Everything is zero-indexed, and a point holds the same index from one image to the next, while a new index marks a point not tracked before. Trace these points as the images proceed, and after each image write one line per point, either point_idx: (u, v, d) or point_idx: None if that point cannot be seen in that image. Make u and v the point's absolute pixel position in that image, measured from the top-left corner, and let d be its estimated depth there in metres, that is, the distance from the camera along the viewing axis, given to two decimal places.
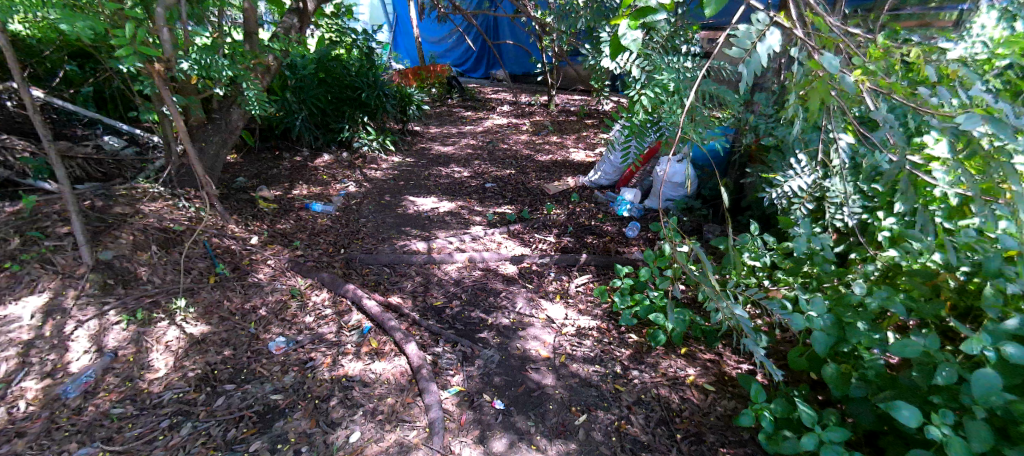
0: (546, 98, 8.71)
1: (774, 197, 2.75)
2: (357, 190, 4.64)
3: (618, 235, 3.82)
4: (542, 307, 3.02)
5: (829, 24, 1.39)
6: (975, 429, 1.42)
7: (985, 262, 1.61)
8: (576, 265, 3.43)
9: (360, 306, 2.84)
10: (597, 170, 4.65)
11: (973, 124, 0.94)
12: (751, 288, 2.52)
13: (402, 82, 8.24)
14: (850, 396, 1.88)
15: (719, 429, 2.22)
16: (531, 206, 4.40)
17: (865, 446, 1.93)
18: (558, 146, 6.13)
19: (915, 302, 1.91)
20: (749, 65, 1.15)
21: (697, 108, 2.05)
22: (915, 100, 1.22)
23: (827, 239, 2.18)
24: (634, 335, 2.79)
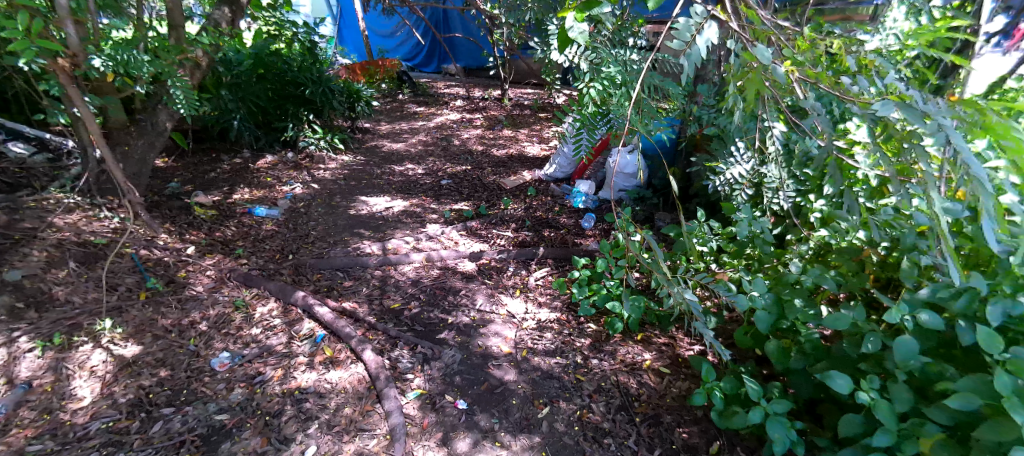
0: (498, 93, 8.68)
1: (718, 183, 2.86)
2: (303, 192, 4.47)
3: (575, 227, 3.87)
4: (502, 303, 3.02)
5: (762, 17, 1.44)
6: (897, 392, 1.56)
7: (902, 238, 1.73)
8: (535, 259, 3.45)
9: (312, 314, 2.75)
10: (552, 163, 4.68)
11: (887, 111, 0.99)
12: (699, 272, 2.60)
13: (351, 77, 8.02)
14: (790, 369, 1.99)
15: (676, 409, 2.30)
16: (488, 202, 4.39)
17: (805, 414, 2.07)
18: (513, 140, 6.14)
19: (844, 277, 2.04)
20: (690, 57, 1.17)
21: (644, 101, 2.12)
22: (838, 89, 1.29)
23: (767, 222, 2.28)
24: (593, 324, 2.84)
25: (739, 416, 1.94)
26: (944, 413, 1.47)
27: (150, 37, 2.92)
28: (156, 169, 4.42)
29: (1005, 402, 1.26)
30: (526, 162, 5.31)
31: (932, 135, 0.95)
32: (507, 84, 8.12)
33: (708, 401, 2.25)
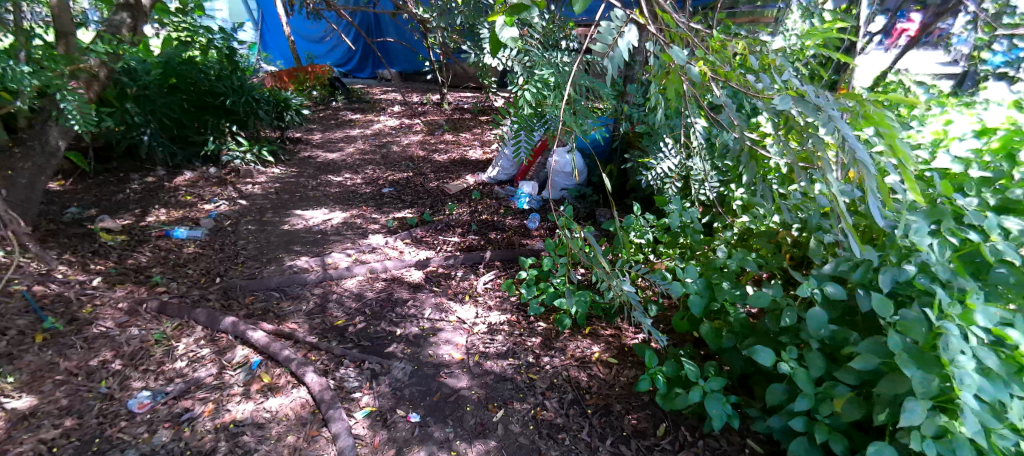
0: (437, 97, 8.59)
1: (650, 179, 2.92)
2: (230, 209, 4.24)
3: (520, 227, 3.90)
4: (451, 310, 2.98)
5: (675, 20, 1.54)
6: (812, 360, 1.81)
7: (810, 220, 1.90)
8: (482, 263, 3.43)
9: (245, 340, 2.60)
10: (495, 166, 4.69)
11: (785, 105, 1.12)
12: (638, 264, 2.70)
13: (279, 85, 7.68)
14: (724, 348, 2.17)
15: (625, 397, 2.37)
16: (433, 208, 4.33)
17: (739, 388, 2.27)
18: (454, 144, 6.10)
19: (764, 259, 2.22)
20: (614, 59, 1.22)
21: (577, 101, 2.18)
22: (745, 86, 1.43)
23: (696, 212, 2.41)
24: (543, 322, 2.87)
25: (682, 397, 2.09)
26: (850, 374, 1.73)
27: (33, 45, 2.67)
28: (52, 193, 4.04)
29: (898, 359, 1.53)
30: (468, 166, 5.29)
31: (823, 125, 1.10)
32: (445, 89, 8.06)
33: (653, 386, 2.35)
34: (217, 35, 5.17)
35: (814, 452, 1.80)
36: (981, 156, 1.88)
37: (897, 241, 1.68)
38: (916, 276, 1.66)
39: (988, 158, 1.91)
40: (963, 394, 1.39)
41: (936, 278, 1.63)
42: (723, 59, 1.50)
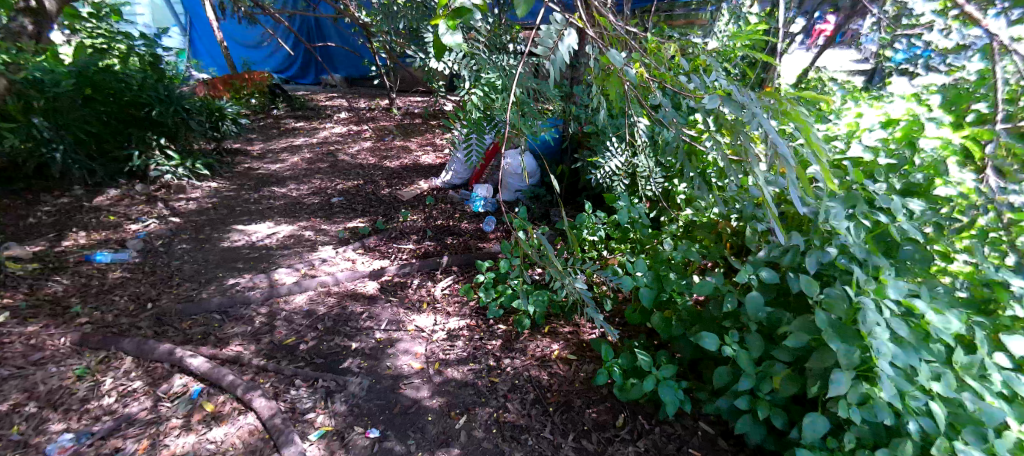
0: (386, 102, 8.45)
1: (598, 177, 2.92)
2: (161, 227, 3.99)
3: (477, 231, 3.88)
4: (409, 319, 2.93)
5: (613, 23, 1.62)
6: (752, 342, 1.97)
7: (746, 210, 2.02)
8: (439, 269, 3.39)
9: (183, 367, 2.46)
10: (448, 170, 4.65)
11: (713, 104, 1.20)
12: (592, 261, 2.74)
13: (214, 94, 7.31)
14: (675, 336, 2.32)
15: (586, 392, 2.40)
16: (386, 215, 4.24)
17: (690, 373, 2.41)
18: (405, 150, 6.01)
19: (707, 249, 2.33)
20: (556, 61, 1.26)
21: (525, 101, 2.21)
22: (680, 86, 1.52)
23: (643, 207, 2.47)
24: (503, 325, 2.86)
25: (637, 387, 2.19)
26: (785, 352, 1.90)
27: None
28: None
29: (825, 335, 1.70)
30: (421, 172, 5.22)
31: (748, 122, 1.19)
32: (394, 93, 7.93)
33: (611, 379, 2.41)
34: (140, 41, 5.00)
35: (758, 427, 1.96)
36: (886, 144, 2.04)
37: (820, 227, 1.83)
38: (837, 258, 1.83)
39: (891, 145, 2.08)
40: (879, 362, 1.55)
41: (853, 258, 1.82)
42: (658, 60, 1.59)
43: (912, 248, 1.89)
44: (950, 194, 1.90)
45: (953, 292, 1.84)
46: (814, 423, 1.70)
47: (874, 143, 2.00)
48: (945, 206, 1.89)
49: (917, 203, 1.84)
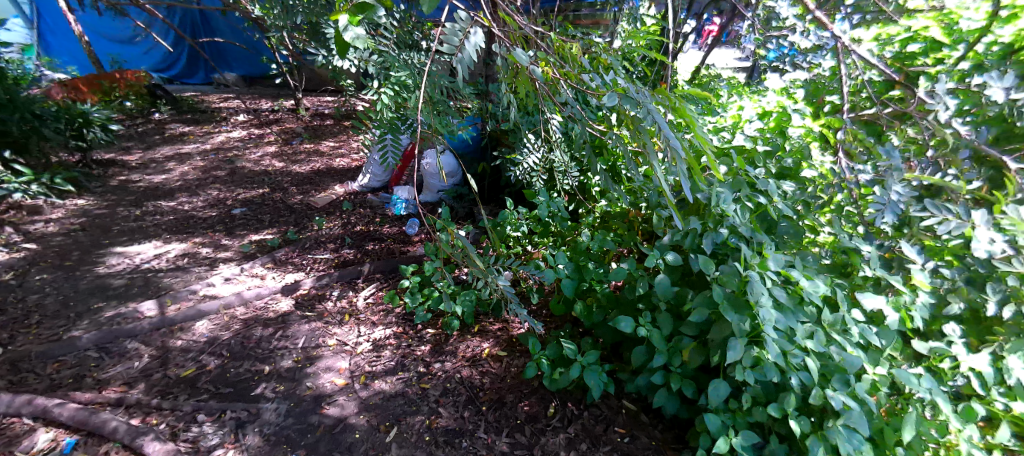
0: (292, 103, 7.99)
1: (518, 174, 2.86)
2: (13, 257, 3.49)
3: (400, 234, 3.77)
4: (330, 333, 2.79)
5: (522, 26, 1.82)
6: (663, 321, 2.15)
7: (651, 198, 2.16)
8: (361, 277, 3.26)
9: (49, 419, 2.17)
10: (366, 173, 4.47)
11: (612, 101, 1.42)
12: (515, 257, 2.74)
13: (76, 96, 6.44)
14: (596, 323, 2.44)
15: (518, 387, 2.43)
16: (298, 225, 4.01)
17: (613, 356, 2.53)
18: (316, 154, 5.71)
19: (621, 237, 2.44)
20: (463, 59, 1.37)
21: (437, 97, 2.22)
22: (584, 84, 1.74)
23: (562, 200, 2.49)
24: (431, 328, 2.80)
25: (564, 375, 2.27)
26: (691, 327, 2.11)
27: None
28: None
29: (722, 307, 1.96)
30: (335, 176, 4.99)
31: (643, 117, 1.39)
32: (301, 93, 7.50)
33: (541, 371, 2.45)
34: None
35: (674, 399, 2.13)
36: (765, 134, 2.53)
37: (713, 210, 2.19)
38: (726, 237, 2.18)
39: (768, 135, 2.56)
40: (765, 328, 1.84)
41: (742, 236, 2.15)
42: (564, 61, 1.80)
43: (787, 224, 2.33)
44: (814, 175, 2.35)
45: (819, 260, 2.27)
46: (718, 389, 1.93)
47: (755, 135, 2.48)
48: (810, 186, 2.33)
49: (789, 185, 2.28)
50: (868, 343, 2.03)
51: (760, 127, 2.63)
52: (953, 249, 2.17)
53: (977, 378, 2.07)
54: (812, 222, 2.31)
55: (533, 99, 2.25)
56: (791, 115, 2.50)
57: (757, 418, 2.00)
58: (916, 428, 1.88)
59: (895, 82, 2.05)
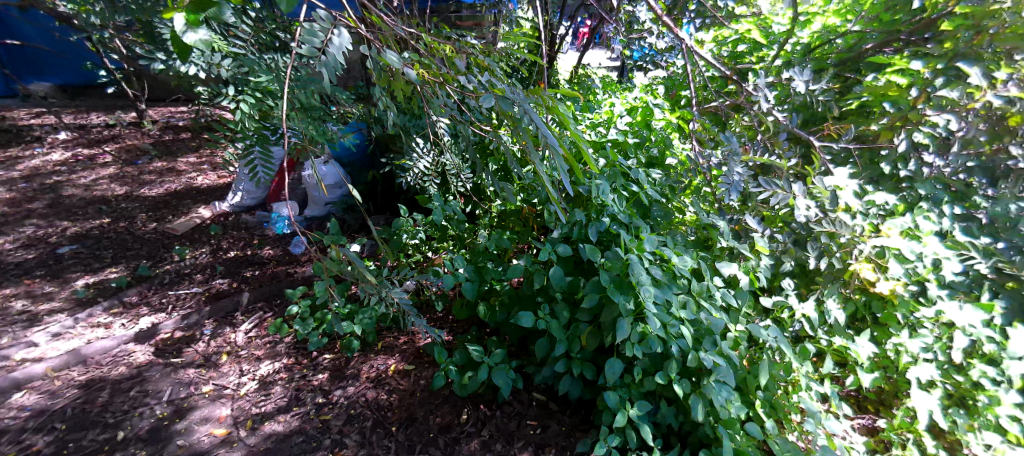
0: (128, 114, 6.86)
1: (409, 180, 2.74)
2: None
3: (284, 256, 3.44)
4: (207, 377, 2.45)
5: (391, 28, 1.78)
6: (560, 311, 2.22)
7: (540, 194, 2.24)
8: (240, 309, 2.91)
9: None
10: (235, 190, 4.00)
11: (489, 103, 1.45)
12: (414, 266, 2.64)
13: None
14: (500, 322, 2.45)
15: (428, 400, 2.35)
16: (152, 258, 3.44)
17: (520, 352, 2.57)
18: (171, 172, 4.97)
19: (517, 234, 2.50)
20: (329, 64, 1.30)
21: (309, 104, 2.07)
22: (460, 85, 1.75)
23: (457, 203, 2.48)
24: (329, 353, 2.60)
25: (473, 380, 2.24)
26: (587, 313, 2.21)
27: None
28: None
29: (609, 290, 2.09)
30: (196, 197, 4.39)
31: (519, 116, 1.45)
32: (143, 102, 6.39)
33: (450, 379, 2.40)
34: None
35: (579, 384, 2.22)
36: (633, 128, 2.77)
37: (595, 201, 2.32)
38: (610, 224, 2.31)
39: (637, 129, 2.80)
40: (647, 304, 1.99)
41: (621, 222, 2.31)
42: (439, 62, 1.79)
43: (658, 207, 2.55)
44: (676, 162, 2.62)
45: (685, 238, 2.53)
46: (614, 367, 2.04)
47: (627, 129, 2.70)
48: (673, 172, 2.60)
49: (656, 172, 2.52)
50: (729, 305, 2.28)
51: (629, 121, 2.87)
52: (782, 217, 2.55)
53: (807, 321, 2.46)
54: (677, 203, 2.56)
55: (416, 102, 2.16)
56: (653, 109, 2.81)
57: (648, 388, 2.15)
58: (770, 373, 2.18)
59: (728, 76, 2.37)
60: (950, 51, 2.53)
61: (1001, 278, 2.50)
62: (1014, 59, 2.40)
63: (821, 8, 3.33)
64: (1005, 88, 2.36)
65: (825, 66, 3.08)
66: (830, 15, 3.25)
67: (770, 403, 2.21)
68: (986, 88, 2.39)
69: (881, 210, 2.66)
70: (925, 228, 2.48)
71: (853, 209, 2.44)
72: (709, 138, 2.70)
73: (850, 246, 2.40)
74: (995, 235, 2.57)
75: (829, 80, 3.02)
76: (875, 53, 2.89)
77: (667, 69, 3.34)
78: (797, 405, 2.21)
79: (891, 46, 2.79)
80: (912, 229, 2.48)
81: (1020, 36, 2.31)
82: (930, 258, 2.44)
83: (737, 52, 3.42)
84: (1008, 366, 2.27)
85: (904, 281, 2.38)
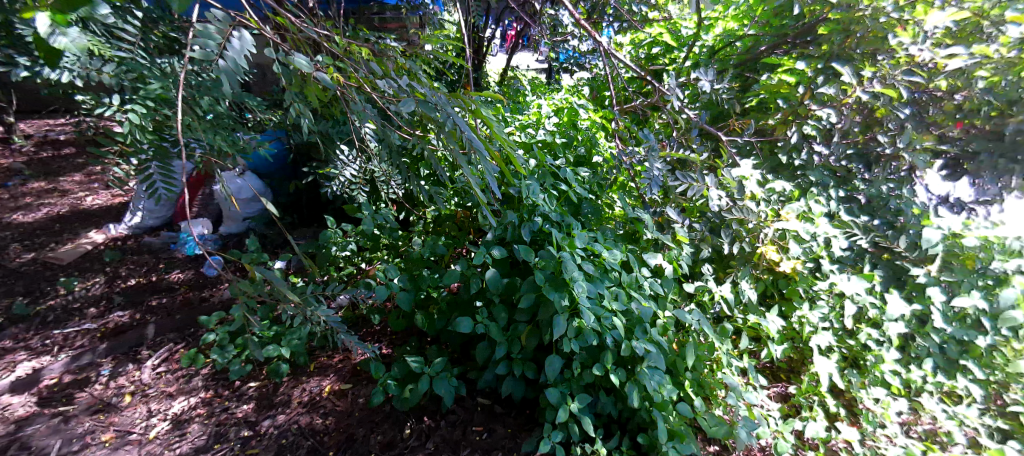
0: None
1: (335, 190, 2.61)
2: None
3: (195, 279, 3.14)
4: (109, 422, 2.18)
5: (300, 31, 1.68)
6: (498, 314, 2.21)
7: (471, 196, 2.21)
8: (147, 342, 2.62)
9: None
10: (133, 210, 3.58)
11: (409, 107, 1.41)
12: (344, 279, 2.52)
13: None
14: (438, 330, 2.40)
15: (367, 419, 2.24)
16: (31, 292, 3.00)
17: (461, 358, 2.52)
18: (50, 193, 4.37)
19: (452, 239, 2.45)
20: (228, 71, 1.19)
21: (215, 114, 1.90)
22: (380, 90, 1.69)
23: (388, 211, 2.39)
24: (254, 381, 2.41)
25: (413, 392, 2.17)
26: (524, 313, 2.22)
27: None
28: None
29: (544, 289, 2.10)
30: (85, 221, 3.89)
31: (442, 120, 1.41)
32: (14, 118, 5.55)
33: (389, 394, 2.31)
34: None
35: (522, 385, 2.21)
36: (560, 128, 2.82)
37: (525, 201, 2.33)
38: (542, 223, 2.32)
39: (563, 130, 2.86)
40: (581, 299, 2.02)
41: (552, 220, 2.33)
42: (357, 66, 1.71)
43: (588, 204, 2.61)
44: (602, 160, 2.70)
45: (615, 232, 2.60)
46: (553, 365, 2.05)
47: (554, 128, 2.75)
48: (599, 169, 2.68)
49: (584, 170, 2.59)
50: (657, 293, 2.37)
51: (555, 122, 2.92)
52: (699, 207, 2.70)
53: (727, 303, 2.63)
54: (606, 200, 2.64)
55: (337, 106, 2.05)
56: (578, 110, 2.87)
57: (588, 381, 2.19)
58: (696, 354, 2.29)
59: (643, 75, 2.48)
60: (828, 53, 2.82)
61: (878, 250, 2.82)
62: (877, 59, 2.73)
63: (721, 14, 3.59)
64: (870, 85, 2.67)
65: (727, 67, 3.33)
66: (729, 20, 3.51)
67: (698, 382, 2.32)
68: (855, 85, 2.67)
69: (781, 195, 2.85)
70: (817, 211, 2.69)
71: (757, 196, 2.65)
72: (630, 136, 2.82)
73: (757, 231, 2.61)
74: (871, 214, 2.90)
75: (730, 79, 3.27)
76: (768, 54, 3.17)
77: (592, 71, 3.54)
78: (721, 381, 2.30)
79: (780, 49, 3.09)
80: (806, 212, 2.69)
81: (880, 39, 2.63)
82: (822, 237, 2.68)
83: (652, 54, 3.62)
84: (888, 328, 2.50)
85: (802, 259, 2.60)
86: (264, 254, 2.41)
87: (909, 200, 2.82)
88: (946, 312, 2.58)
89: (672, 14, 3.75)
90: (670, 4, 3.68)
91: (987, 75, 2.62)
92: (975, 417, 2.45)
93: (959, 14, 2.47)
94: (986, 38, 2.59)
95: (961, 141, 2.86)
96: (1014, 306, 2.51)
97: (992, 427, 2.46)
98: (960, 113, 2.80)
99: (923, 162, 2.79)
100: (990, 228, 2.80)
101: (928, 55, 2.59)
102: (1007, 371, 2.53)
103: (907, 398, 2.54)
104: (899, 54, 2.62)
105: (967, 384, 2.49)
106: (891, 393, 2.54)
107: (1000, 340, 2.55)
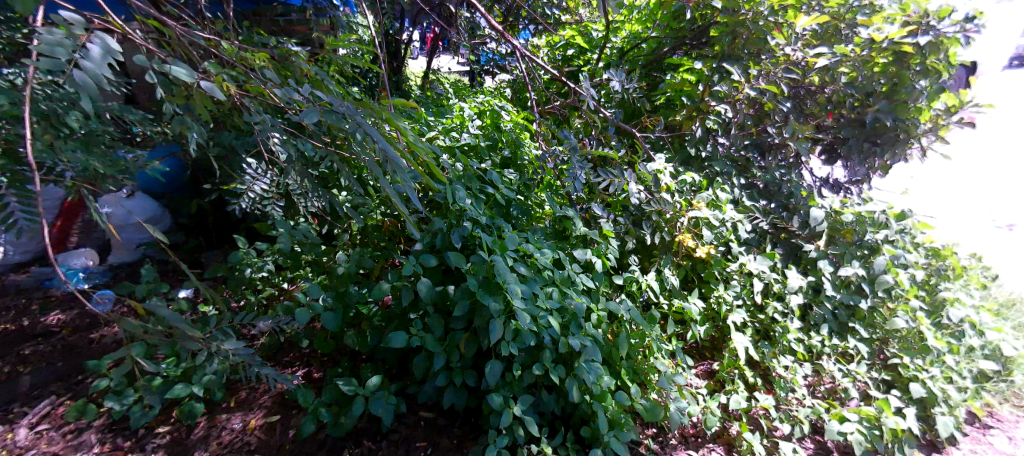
0: None
1: (244, 207, 2.39)
2: None
3: (80, 319, 2.76)
4: None
5: (180, 35, 1.50)
6: (433, 324, 2.12)
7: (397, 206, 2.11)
8: (21, 398, 2.25)
9: None
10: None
11: (313, 119, 1.30)
12: (261, 304, 2.31)
13: None
14: (372, 347, 2.26)
15: (300, 451, 2.07)
16: None
17: (400, 373, 2.40)
18: None
19: (379, 253, 2.33)
20: (84, 83, 1.03)
21: (90, 129, 1.66)
22: (281, 98, 1.55)
23: (306, 226, 2.22)
24: (164, 426, 2.15)
25: (348, 416, 2.03)
26: (460, 321, 2.14)
27: None
28: None
29: (477, 295, 2.03)
30: None
31: (353, 131, 1.31)
32: None
33: (322, 421, 2.14)
34: None
35: (463, 394, 2.14)
36: (483, 130, 2.79)
37: (452, 207, 2.26)
38: (472, 228, 2.26)
39: (486, 132, 2.83)
40: (515, 301, 1.98)
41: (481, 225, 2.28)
42: (254, 73, 1.56)
43: (517, 206, 2.57)
44: (526, 161, 2.70)
45: (547, 230, 2.59)
46: (494, 371, 1.99)
47: (477, 131, 2.72)
48: (527, 169, 2.68)
49: (511, 172, 2.57)
50: (589, 288, 2.39)
51: (478, 124, 2.88)
52: (621, 201, 2.78)
53: (654, 291, 2.71)
54: (534, 199, 2.63)
55: (237, 116, 1.87)
56: (500, 111, 2.86)
57: (528, 382, 2.15)
58: (629, 343, 2.33)
59: (559, 76, 2.51)
60: (719, 53, 3.01)
61: (777, 231, 3.07)
62: (761, 59, 2.97)
63: (625, 17, 3.74)
64: (757, 82, 2.93)
65: (636, 67, 3.49)
66: (634, 23, 3.67)
67: (633, 369, 2.36)
68: (744, 82, 2.92)
69: (691, 185, 2.99)
70: (723, 199, 2.86)
71: (672, 188, 2.79)
72: (549, 136, 2.88)
73: (674, 220, 2.74)
74: (768, 198, 3.15)
75: (639, 79, 3.42)
76: (670, 55, 3.35)
77: (511, 73, 3.59)
78: (653, 366, 2.35)
79: (681, 50, 3.28)
80: (714, 200, 2.85)
81: (762, 40, 2.86)
82: (730, 222, 2.82)
83: (567, 56, 3.73)
84: (791, 299, 2.72)
85: (715, 244, 2.73)
86: (163, 285, 2.15)
87: (799, 183, 3.10)
88: (833, 281, 2.85)
89: (582, 17, 3.86)
90: (581, 7, 3.79)
91: (846, 72, 3.01)
92: (864, 372, 2.71)
93: (821, 18, 2.80)
94: (843, 40, 3.01)
95: (833, 129, 3.24)
96: (885, 271, 2.83)
97: (878, 379, 2.72)
98: (829, 105, 3.16)
99: (806, 149, 3.11)
100: (862, 204, 3.16)
101: (801, 55, 2.96)
102: (886, 328, 2.82)
103: (810, 362, 2.74)
104: (778, 54, 2.94)
105: (856, 342, 2.77)
106: (796, 359, 2.73)
107: (878, 301, 2.86)
